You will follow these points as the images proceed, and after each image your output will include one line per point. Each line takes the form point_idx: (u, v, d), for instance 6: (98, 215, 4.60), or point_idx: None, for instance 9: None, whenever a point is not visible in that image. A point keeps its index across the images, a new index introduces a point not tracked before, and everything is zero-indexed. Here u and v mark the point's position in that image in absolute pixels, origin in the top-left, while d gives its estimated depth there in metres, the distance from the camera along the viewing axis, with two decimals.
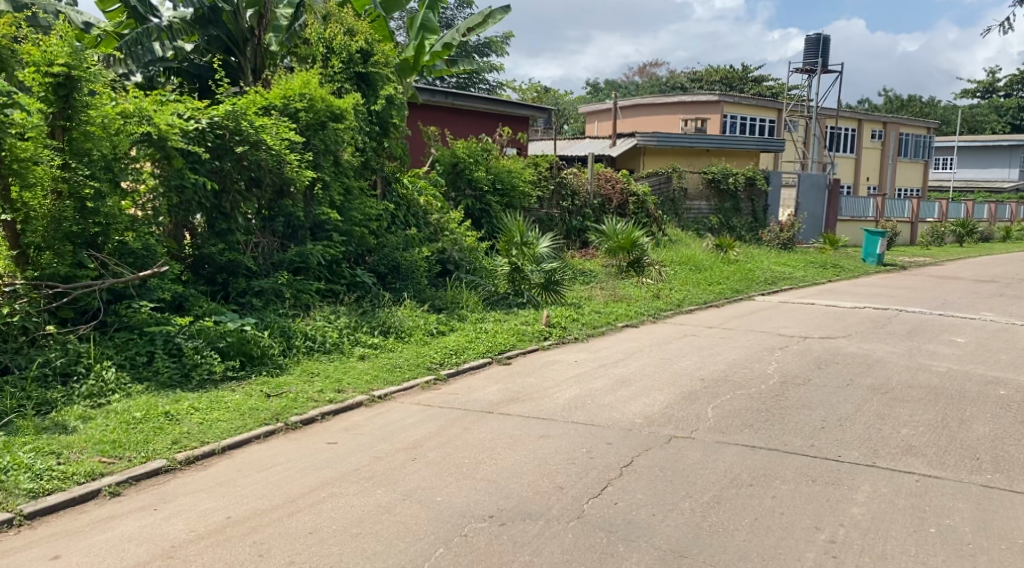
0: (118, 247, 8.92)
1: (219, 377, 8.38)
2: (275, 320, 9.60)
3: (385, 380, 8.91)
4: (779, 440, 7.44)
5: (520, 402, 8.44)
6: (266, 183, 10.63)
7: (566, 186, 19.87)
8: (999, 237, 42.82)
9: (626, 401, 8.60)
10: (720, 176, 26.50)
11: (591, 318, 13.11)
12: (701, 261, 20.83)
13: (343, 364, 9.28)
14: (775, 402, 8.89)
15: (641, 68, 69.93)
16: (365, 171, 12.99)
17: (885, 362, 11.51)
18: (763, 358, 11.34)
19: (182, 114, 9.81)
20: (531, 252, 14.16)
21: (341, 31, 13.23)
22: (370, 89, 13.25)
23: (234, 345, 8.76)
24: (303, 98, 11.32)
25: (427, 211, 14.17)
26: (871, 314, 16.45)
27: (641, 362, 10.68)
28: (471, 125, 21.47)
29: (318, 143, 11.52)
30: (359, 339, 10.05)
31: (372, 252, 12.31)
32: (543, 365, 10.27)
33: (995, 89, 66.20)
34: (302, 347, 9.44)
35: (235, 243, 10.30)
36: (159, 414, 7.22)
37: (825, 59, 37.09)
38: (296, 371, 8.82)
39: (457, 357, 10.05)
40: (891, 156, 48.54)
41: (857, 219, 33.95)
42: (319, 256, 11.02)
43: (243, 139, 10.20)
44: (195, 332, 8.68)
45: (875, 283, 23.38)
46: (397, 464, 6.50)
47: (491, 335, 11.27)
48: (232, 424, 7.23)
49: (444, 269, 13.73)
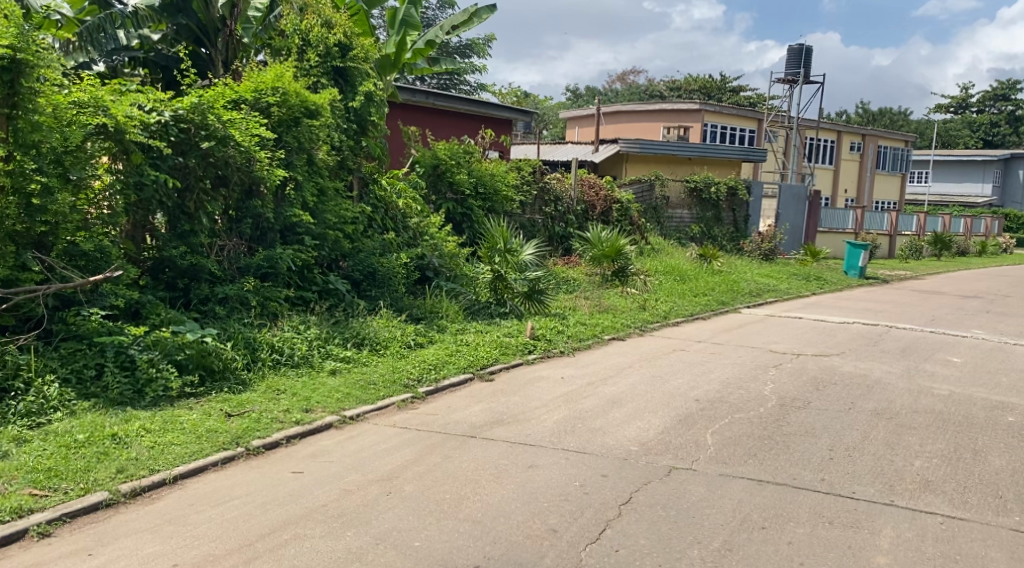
0: (68, 249, 8.21)
1: (176, 394, 7.66)
2: (239, 330, 8.91)
3: (358, 399, 8.22)
4: (787, 473, 6.84)
5: (504, 426, 7.79)
6: (234, 182, 9.96)
7: (549, 192, 19.30)
8: (974, 251, 42.84)
9: (619, 424, 7.97)
10: (703, 185, 26.04)
11: (576, 330, 12.50)
12: (686, 271, 20.32)
13: (312, 380, 8.58)
14: (777, 427, 8.30)
15: (619, 76, 69.64)
16: (341, 171, 12.31)
17: (883, 382, 10.98)
18: (758, 376, 10.76)
19: (143, 105, 9.06)
20: (515, 259, 13.48)
21: (318, 22, 12.44)
22: (347, 85, 12.59)
23: (194, 358, 8.03)
24: (276, 92, 10.62)
25: (406, 214, 13.48)
26: (862, 330, 15.97)
27: (631, 380, 10.06)
28: (452, 126, 20.82)
29: (291, 140, 10.83)
30: (331, 352, 9.36)
31: (347, 257, 11.63)
32: (527, 383, 9.64)
33: (968, 104, 66.75)
34: (268, 361, 8.74)
35: (199, 245, 9.57)
36: (105, 436, 6.47)
37: (808, 69, 36.83)
38: (260, 388, 8.11)
39: (436, 373, 9.39)
40: (869, 169, 48.50)
41: (837, 231, 33.68)
42: (289, 261, 10.26)
43: (209, 134, 9.49)
44: (149, 343, 7.92)
45: (860, 297, 22.98)
46: (370, 500, 5.84)
47: (473, 347, 10.63)
48: (186, 449, 6.51)
49: (423, 275, 13.11)
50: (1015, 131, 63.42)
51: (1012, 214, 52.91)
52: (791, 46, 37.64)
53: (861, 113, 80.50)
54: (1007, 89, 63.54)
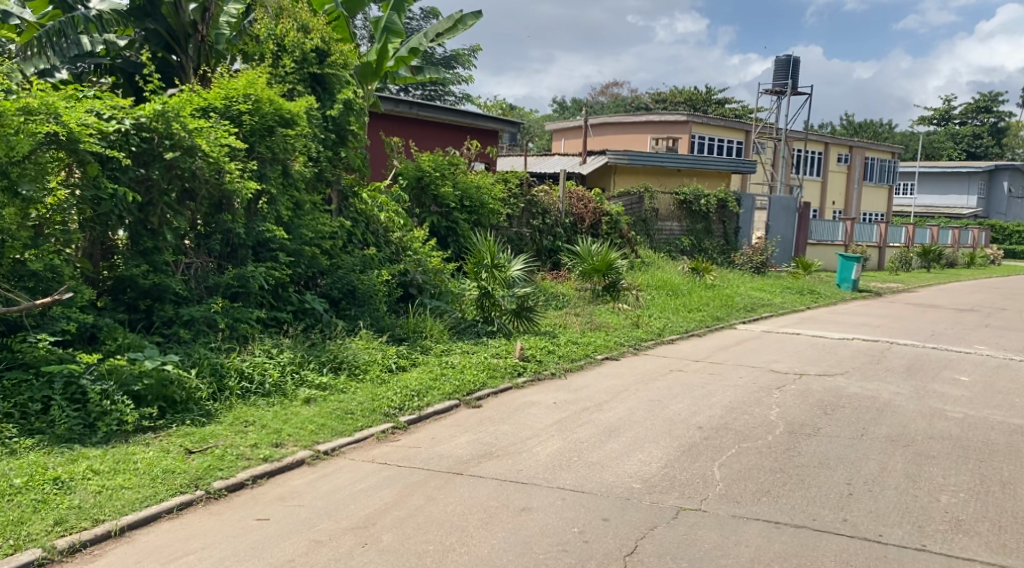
0: (14, 268, 7.55)
1: (132, 429, 6.97)
2: (205, 355, 8.23)
3: (333, 431, 7.54)
4: (806, 513, 6.19)
5: (494, 460, 7.15)
6: (201, 195, 9.29)
7: (537, 204, 18.68)
8: (963, 263, 42.51)
9: (618, 458, 7.35)
10: (692, 198, 25.56)
11: (567, 350, 11.88)
12: (679, 286, 19.76)
13: (284, 410, 7.88)
14: (789, 458, 7.67)
15: (604, 88, 69.36)
16: (318, 183, 11.64)
17: (894, 404, 10.36)
18: (762, 399, 10.14)
19: (101, 113, 8.38)
20: (503, 275, 12.80)
21: (294, 27, 11.89)
22: (325, 92, 12.02)
23: (152, 388, 7.34)
24: (248, 99, 9.97)
25: (388, 228, 12.82)
26: (863, 346, 15.38)
27: (628, 405, 9.44)
28: (437, 137, 20.21)
29: (264, 150, 10.17)
30: (306, 378, 8.68)
31: (325, 274, 10.95)
32: (517, 410, 8.98)
33: (951, 116, 66.81)
34: (236, 390, 8.07)
35: (163, 263, 8.86)
36: (45, 480, 5.84)
37: (795, 81, 36.46)
38: (226, 420, 7.44)
39: (419, 400, 8.71)
40: (856, 180, 48.22)
41: (827, 243, 33.23)
42: (262, 279, 9.58)
43: (175, 144, 8.81)
44: (103, 372, 7.19)
45: (855, 310, 22.46)
46: (342, 555, 5.24)
47: (458, 370, 9.97)
48: (136, 494, 5.86)
49: (406, 293, 12.47)
50: (998, 143, 63.48)
51: (998, 225, 52.74)
52: (778, 57, 37.29)
53: (846, 126, 80.49)
54: (990, 102, 63.65)
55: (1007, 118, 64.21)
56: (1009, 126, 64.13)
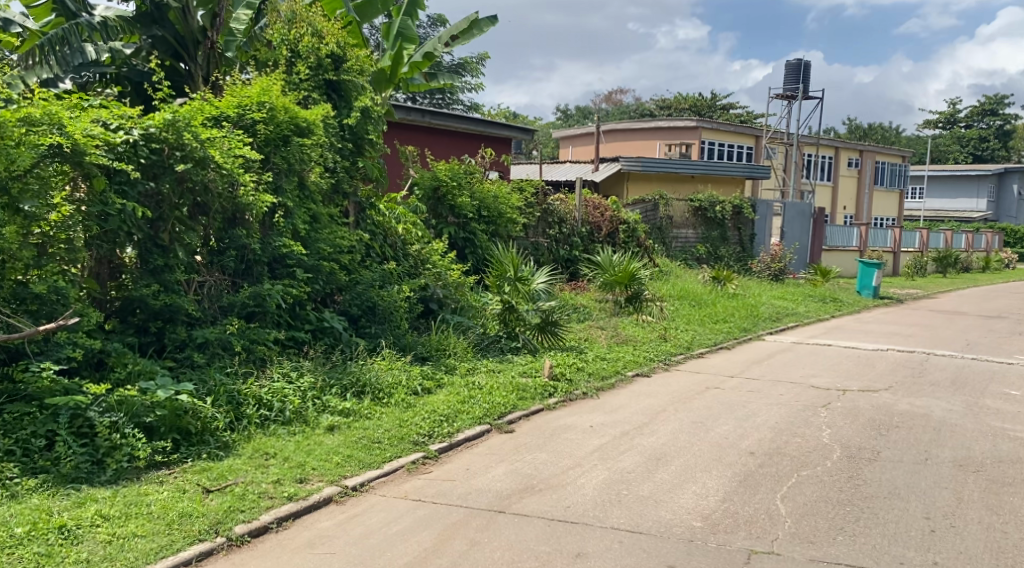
0: (16, 290, 7.01)
1: (144, 465, 6.41)
2: (221, 382, 7.68)
3: (360, 463, 6.97)
4: (890, 556, 5.73)
5: (537, 495, 6.58)
6: (215, 209, 8.74)
7: (553, 213, 18.08)
8: (978, 267, 41.85)
9: (671, 491, 6.78)
10: (707, 205, 24.90)
11: (597, 367, 11.26)
12: (702, 296, 19.14)
13: (307, 440, 7.31)
14: (855, 489, 7.11)
15: (607, 96, 68.87)
16: (335, 195, 11.06)
17: (951, 423, 9.75)
18: (811, 420, 9.55)
19: (107, 122, 7.85)
20: (526, 289, 12.36)
21: (308, 31, 11.29)
22: (341, 100, 11.46)
23: (166, 419, 6.77)
24: (262, 107, 9.42)
25: (405, 241, 12.25)
26: (899, 358, 14.74)
27: (671, 428, 8.84)
28: (450, 145, 19.68)
29: (279, 161, 9.61)
30: (327, 404, 8.08)
31: (343, 290, 10.38)
32: (552, 435, 8.38)
33: (957, 119, 66.17)
34: (254, 418, 7.51)
35: (174, 283, 8.29)
36: (50, 529, 5.30)
37: (806, 85, 35.87)
38: (245, 453, 6.87)
39: (449, 426, 8.13)
40: (867, 185, 47.57)
41: (843, 249, 32.58)
42: (279, 297, 9.00)
43: (186, 155, 8.24)
44: (112, 403, 6.61)
45: (882, 319, 21.81)
46: None
47: (487, 392, 9.37)
48: (150, 543, 5.32)
49: (426, 308, 11.86)
50: (1004, 146, 62.83)
51: (1011, 229, 52.02)
52: (789, 62, 36.68)
53: (851, 129, 79.79)
54: (996, 104, 63.05)
55: (1014, 121, 63.55)
56: (1016, 128, 63.53)
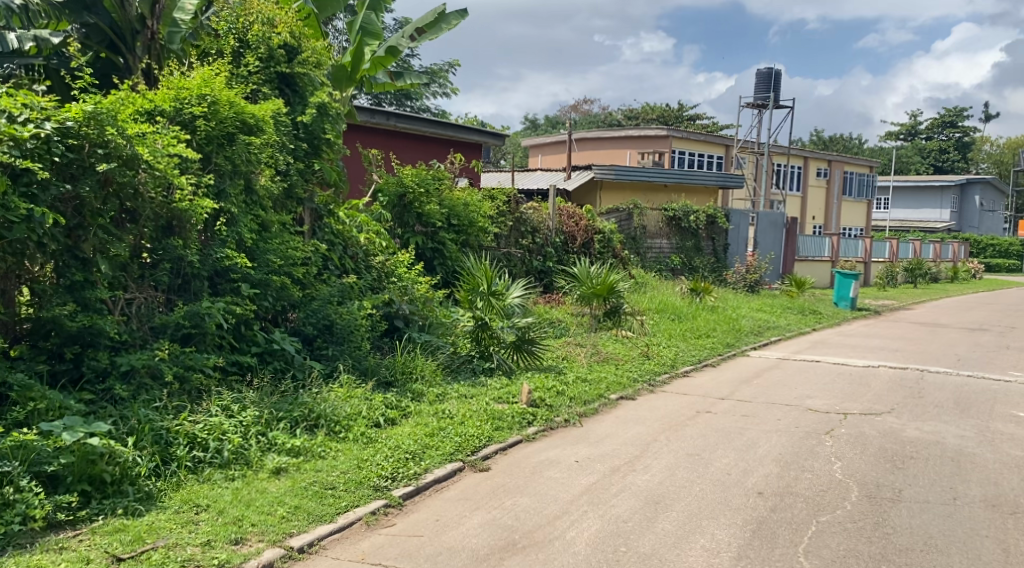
0: None
1: (41, 526, 5.33)
2: (145, 418, 6.57)
3: (310, 516, 5.88)
4: None
5: (518, 556, 5.56)
6: (146, 216, 7.59)
7: (525, 222, 17.07)
8: (947, 277, 41.46)
9: (675, 547, 5.81)
10: (681, 214, 24.05)
11: (578, 391, 10.18)
12: (681, 309, 18.20)
13: (248, 487, 6.21)
14: (886, 538, 6.18)
15: (574, 105, 68.06)
16: (288, 201, 9.94)
17: (969, 453, 8.85)
18: (818, 450, 8.60)
19: (13, 113, 6.63)
20: (501, 303, 11.29)
21: (257, 19, 10.22)
22: (295, 95, 10.40)
23: (73, 467, 5.66)
24: (204, 101, 8.31)
25: (369, 251, 11.16)
26: (893, 377, 13.85)
27: (665, 463, 7.84)
28: (417, 150, 18.61)
29: (223, 162, 8.49)
30: (274, 441, 6.98)
31: (297, 308, 9.30)
32: (533, 473, 7.34)
33: (918, 131, 66.37)
34: (185, 460, 6.40)
35: (96, 302, 7.17)
36: None
37: (778, 93, 35.24)
38: (170, 505, 5.77)
39: (416, 464, 7.06)
40: (835, 195, 47.16)
41: (817, 260, 31.90)
42: (220, 317, 7.87)
43: (110, 153, 7.09)
44: (6, 450, 5.50)
45: (864, 332, 20.99)
46: None
47: (459, 422, 8.30)
48: None
49: (390, 326, 10.76)
50: (965, 157, 63.01)
51: (974, 239, 51.93)
52: (760, 70, 36.05)
53: (815, 140, 79.86)
54: (956, 116, 63.32)
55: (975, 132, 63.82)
56: (975, 140, 63.83)
